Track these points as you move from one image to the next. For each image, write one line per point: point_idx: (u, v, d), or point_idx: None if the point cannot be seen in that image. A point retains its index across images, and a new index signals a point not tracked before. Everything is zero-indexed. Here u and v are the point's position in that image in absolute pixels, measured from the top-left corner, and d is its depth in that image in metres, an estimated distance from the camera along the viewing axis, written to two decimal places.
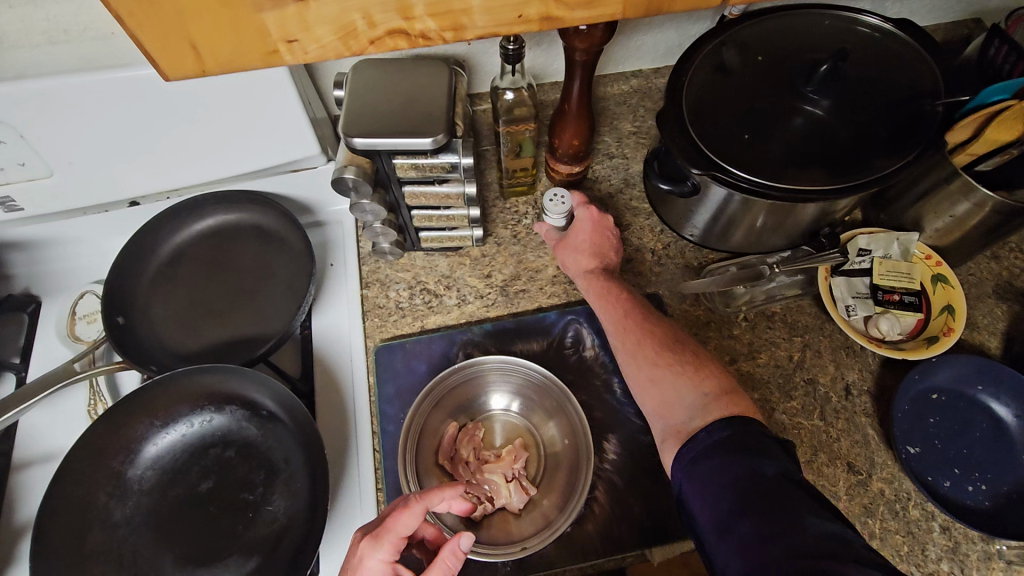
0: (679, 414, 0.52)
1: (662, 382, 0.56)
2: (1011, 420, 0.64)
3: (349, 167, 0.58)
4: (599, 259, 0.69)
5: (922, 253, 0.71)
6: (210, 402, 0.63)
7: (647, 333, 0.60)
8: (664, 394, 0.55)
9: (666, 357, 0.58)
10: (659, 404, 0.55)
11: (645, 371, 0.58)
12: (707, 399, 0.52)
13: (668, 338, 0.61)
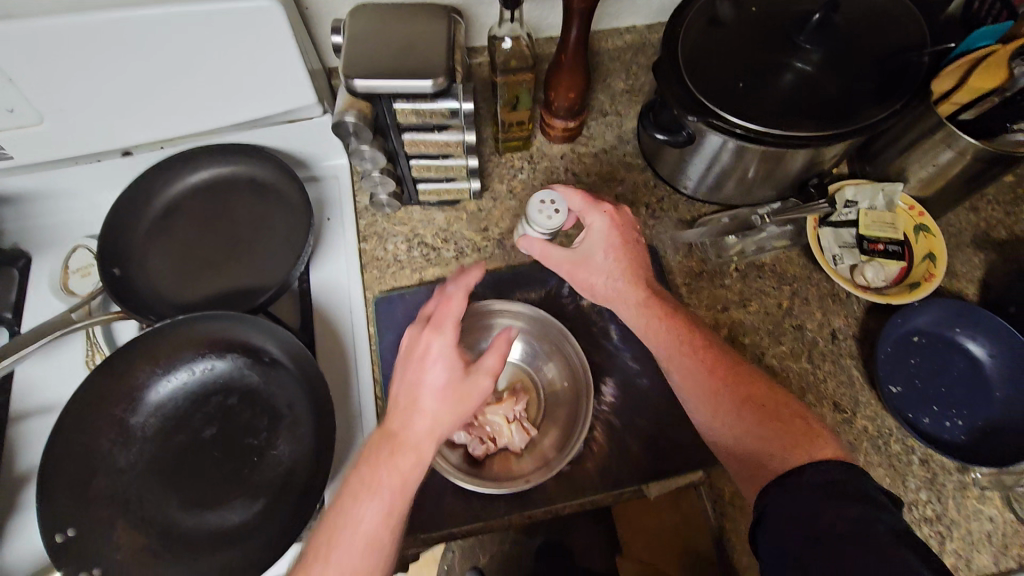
0: (760, 463, 0.50)
1: (735, 428, 0.53)
2: (986, 360, 0.67)
3: (350, 110, 0.58)
4: (632, 275, 0.63)
5: (905, 204, 0.74)
6: (211, 349, 0.63)
7: (711, 377, 0.56)
8: (743, 444, 0.52)
9: (735, 398, 0.54)
10: (741, 455, 0.52)
11: (711, 418, 0.54)
12: (789, 444, 0.49)
13: (724, 370, 0.56)
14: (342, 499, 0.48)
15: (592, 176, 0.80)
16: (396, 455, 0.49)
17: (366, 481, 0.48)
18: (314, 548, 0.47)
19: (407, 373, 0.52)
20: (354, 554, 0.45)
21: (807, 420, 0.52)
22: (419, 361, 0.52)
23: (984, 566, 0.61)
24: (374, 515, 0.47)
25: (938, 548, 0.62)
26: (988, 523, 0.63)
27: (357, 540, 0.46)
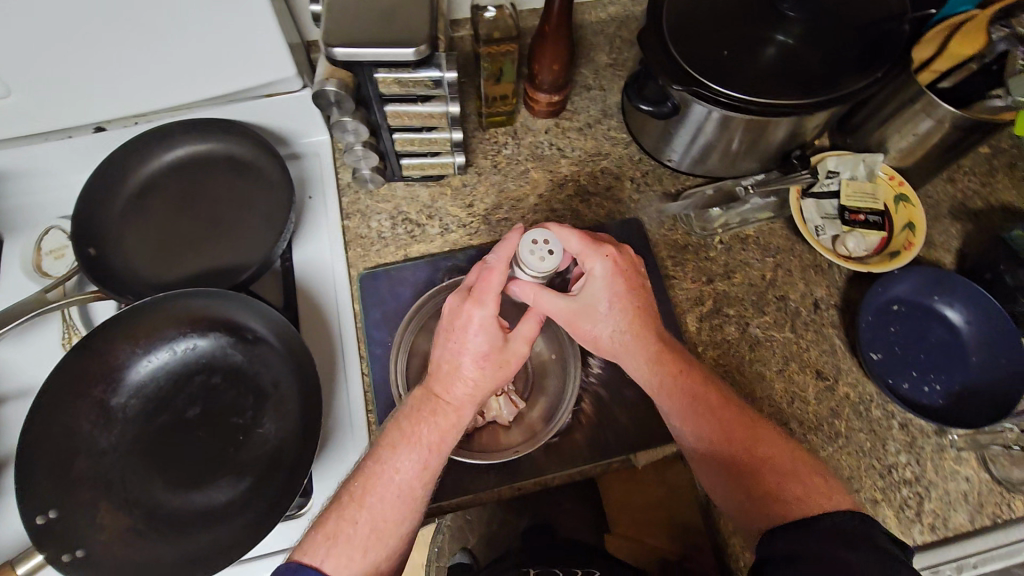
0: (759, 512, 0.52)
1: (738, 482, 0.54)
2: (964, 326, 0.68)
3: (331, 79, 0.57)
4: (637, 320, 0.59)
5: (886, 174, 0.75)
6: (193, 328, 0.62)
7: (719, 426, 0.55)
8: (740, 489, 0.53)
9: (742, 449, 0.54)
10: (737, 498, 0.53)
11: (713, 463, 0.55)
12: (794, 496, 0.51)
13: (734, 420, 0.56)
14: (379, 448, 0.51)
15: (576, 151, 0.80)
16: (434, 415, 0.52)
17: (406, 434, 0.51)
18: (346, 490, 0.50)
19: (449, 337, 0.53)
20: (383, 502, 0.49)
21: (815, 472, 0.53)
22: (461, 326, 0.53)
23: (960, 525, 0.63)
24: (409, 469, 0.50)
25: (916, 508, 0.64)
26: (964, 483, 0.65)
27: (387, 489, 0.49)
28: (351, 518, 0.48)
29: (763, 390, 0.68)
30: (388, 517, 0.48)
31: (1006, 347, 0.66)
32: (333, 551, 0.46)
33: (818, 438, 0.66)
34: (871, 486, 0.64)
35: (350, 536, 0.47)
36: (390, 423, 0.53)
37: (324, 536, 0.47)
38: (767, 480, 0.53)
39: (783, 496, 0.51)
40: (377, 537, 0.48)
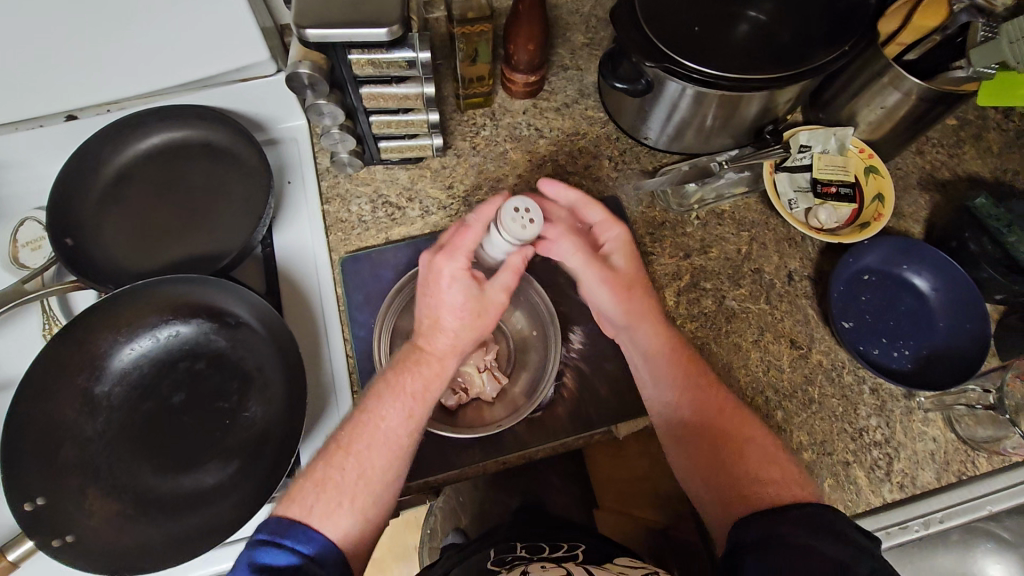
0: (728, 498, 0.53)
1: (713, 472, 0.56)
2: (931, 293, 0.71)
3: (304, 62, 0.57)
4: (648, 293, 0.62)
5: (856, 147, 0.76)
6: (175, 314, 0.62)
7: (699, 421, 0.58)
8: (712, 479, 0.55)
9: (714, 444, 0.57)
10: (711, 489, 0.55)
11: (692, 451, 0.57)
12: (762, 485, 0.53)
13: (720, 413, 0.58)
14: (366, 398, 0.52)
15: (554, 131, 0.80)
16: (417, 365, 0.53)
17: (390, 385, 0.52)
18: (335, 439, 0.51)
19: (425, 292, 0.54)
20: (371, 450, 0.50)
21: (788, 468, 0.55)
22: (433, 281, 0.53)
23: (927, 482, 0.66)
24: (393, 418, 0.51)
25: (886, 468, 0.66)
26: (931, 443, 0.67)
27: (374, 437, 0.51)
28: (339, 465, 0.49)
29: (739, 360, 0.70)
30: (375, 463, 0.50)
31: (970, 313, 0.68)
32: (320, 499, 0.48)
33: (792, 404, 0.68)
34: (843, 449, 0.67)
35: (338, 483, 0.49)
36: (378, 376, 0.54)
37: (312, 483, 0.49)
38: (737, 472, 0.55)
39: (748, 491, 0.53)
40: (365, 482, 0.49)
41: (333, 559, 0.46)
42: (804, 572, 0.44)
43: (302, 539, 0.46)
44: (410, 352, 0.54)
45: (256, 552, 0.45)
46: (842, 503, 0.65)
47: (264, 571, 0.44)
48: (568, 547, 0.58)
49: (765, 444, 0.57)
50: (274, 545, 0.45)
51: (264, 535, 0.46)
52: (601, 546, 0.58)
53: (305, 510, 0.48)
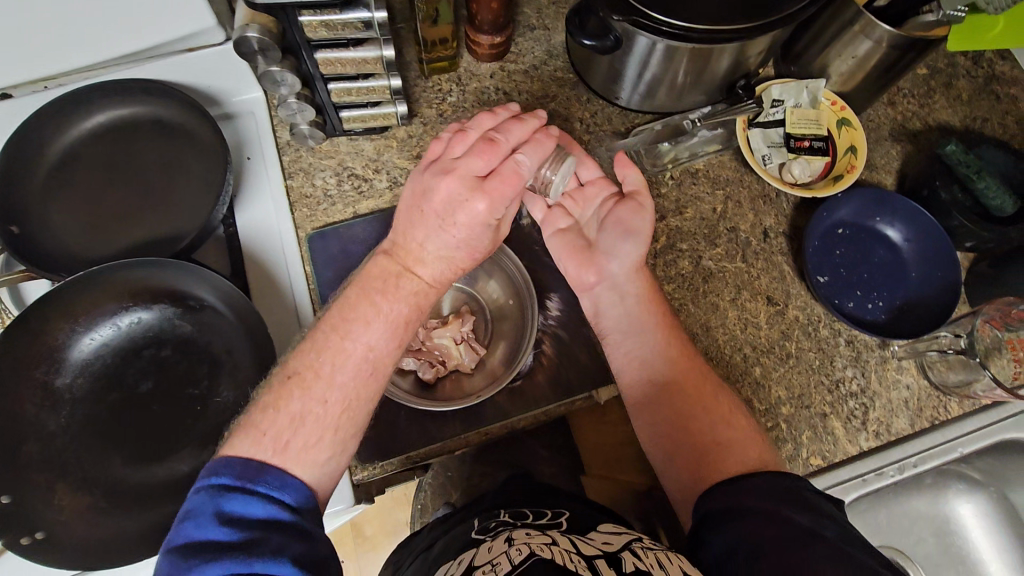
0: (693, 464, 0.55)
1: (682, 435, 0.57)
2: (903, 244, 0.71)
3: (252, 25, 0.54)
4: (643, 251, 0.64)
5: (829, 100, 0.75)
6: (135, 301, 0.59)
7: (673, 386, 0.59)
8: (680, 444, 0.57)
9: (684, 407, 0.58)
10: (677, 453, 0.57)
11: (663, 416, 0.58)
12: (728, 451, 0.55)
13: (697, 378, 0.60)
14: (349, 322, 0.49)
15: (523, 94, 0.78)
16: (417, 296, 0.52)
17: (379, 311, 0.50)
18: (306, 371, 0.48)
19: (451, 229, 0.51)
20: (358, 381, 0.49)
21: (750, 433, 0.57)
22: (473, 224, 0.51)
23: (901, 429, 0.68)
24: (388, 347, 0.50)
25: (862, 418, 0.67)
26: (905, 391, 0.69)
27: (364, 366, 0.49)
28: (321, 398, 0.47)
29: (717, 319, 0.70)
30: (365, 395, 0.49)
31: (941, 261, 0.69)
32: (300, 433, 0.45)
33: (770, 360, 0.69)
34: (821, 401, 0.68)
35: (319, 416, 0.47)
36: (359, 299, 0.50)
37: (288, 416, 0.46)
38: (704, 437, 0.56)
39: (715, 462, 0.54)
40: (348, 415, 0.48)
41: (309, 506, 0.44)
42: (762, 531, 0.45)
43: (276, 485, 0.43)
44: (401, 279, 0.52)
45: (222, 500, 0.41)
46: (819, 454, 0.66)
47: (235, 520, 0.40)
48: (553, 515, 0.58)
49: (732, 404, 0.59)
50: (244, 491, 0.41)
51: (228, 480, 0.42)
52: (586, 509, 0.58)
53: (280, 447, 0.45)
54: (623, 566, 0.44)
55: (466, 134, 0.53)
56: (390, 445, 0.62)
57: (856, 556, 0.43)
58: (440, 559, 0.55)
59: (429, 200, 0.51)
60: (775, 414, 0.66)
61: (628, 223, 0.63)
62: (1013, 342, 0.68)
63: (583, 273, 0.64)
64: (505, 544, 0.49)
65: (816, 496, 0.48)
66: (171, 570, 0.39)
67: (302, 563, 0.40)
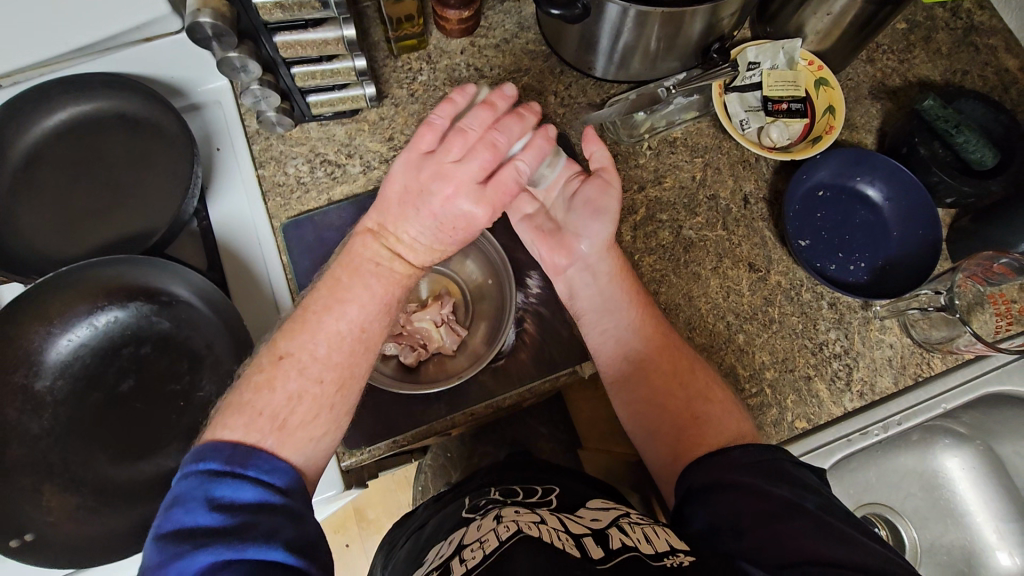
0: (677, 436, 0.56)
1: (662, 411, 0.58)
2: (883, 203, 0.71)
3: (205, 10, 0.52)
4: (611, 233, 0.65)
5: (806, 60, 0.74)
6: (109, 299, 0.59)
7: (650, 363, 0.60)
8: (662, 418, 0.57)
9: (663, 384, 0.59)
10: (660, 425, 0.57)
11: (641, 391, 0.59)
12: (706, 420, 0.56)
13: (675, 356, 0.60)
14: (342, 301, 0.49)
15: (495, 69, 0.76)
16: (407, 281, 0.52)
17: (363, 294, 0.50)
18: (298, 351, 0.47)
19: (448, 231, 0.51)
20: (351, 360, 0.49)
21: (728, 401, 0.58)
22: (471, 229, 0.51)
23: (886, 387, 0.68)
24: (378, 328, 0.51)
25: (846, 378, 0.68)
26: (888, 350, 0.69)
27: (356, 346, 0.49)
28: (316, 378, 0.47)
29: (699, 289, 0.70)
30: (357, 370, 0.49)
31: (922, 218, 0.69)
32: (296, 412, 0.46)
33: (753, 326, 0.69)
34: (805, 363, 0.68)
35: (315, 396, 0.47)
36: (353, 281, 0.50)
37: (284, 396, 0.46)
38: (683, 412, 0.57)
39: (696, 436, 0.55)
40: (343, 392, 0.48)
41: (298, 488, 0.44)
42: (746, 505, 0.46)
43: (266, 469, 0.43)
44: (392, 264, 0.51)
45: (211, 485, 0.40)
46: (805, 417, 0.66)
47: (226, 506, 0.40)
48: (544, 491, 0.58)
49: (710, 376, 0.60)
50: (234, 476, 0.41)
51: (216, 465, 0.41)
52: (575, 484, 0.59)
53: (276, 426, 0.45)
54: (609, 543, 0.44)
55: (464, 134, 0.50)
56: (376, 430, 0.62)
57: (840, 529, 0.43)
58: (431, 540, 0.55)
59: (428, 202, 0.50)
60: (759, 379, 0.67)
61: (596, 203, 0.63)
62: (996, 296, 0.69)
63: (556, 257, 0.64)
64: (493, 522, 0.49)
65: (798, 470, 0.49)
66: (159, 558, 0.38)
67: (294, 549, 0.40)
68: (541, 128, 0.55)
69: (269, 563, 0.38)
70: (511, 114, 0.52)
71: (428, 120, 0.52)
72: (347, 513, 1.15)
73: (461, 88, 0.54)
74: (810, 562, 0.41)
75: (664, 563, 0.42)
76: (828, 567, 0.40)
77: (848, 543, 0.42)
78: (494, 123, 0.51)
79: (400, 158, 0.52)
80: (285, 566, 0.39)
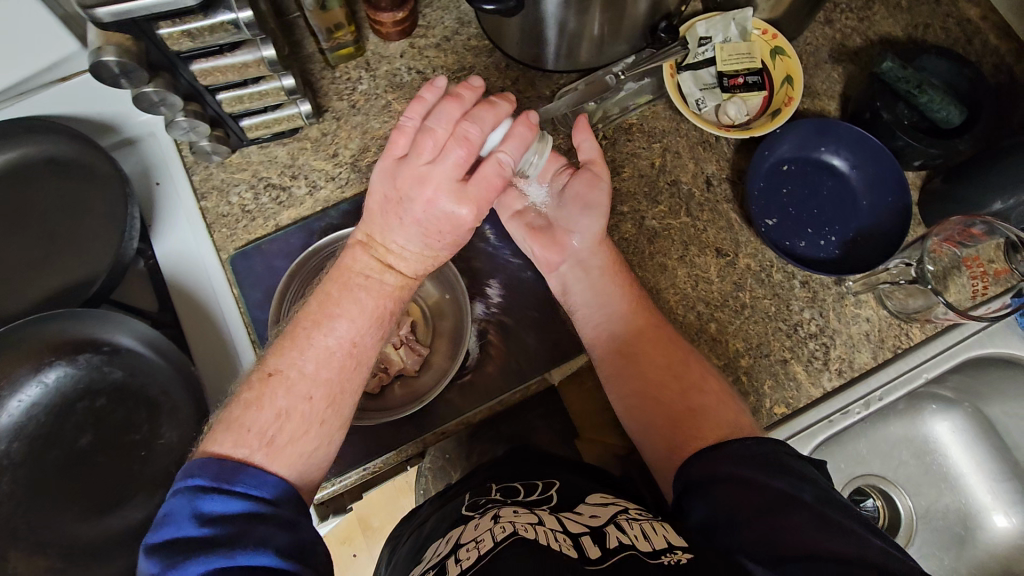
0: (677, 436, 0.53)
1: (660, 405, 0.55)
2: (849, 172, 0.68)
3: (107, 47, 0.49)
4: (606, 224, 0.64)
5: (759, 30, 0.71)
6: (57, 355, 0.56)
7: (654, 354, 0.58)
8: (664, 412, 0.55)
9: (657, 376, 0.57)
10: (654, 416, 0.55)
11: (642, 381, 0.57)
12: (708, 407, 0.54)
13: (678, 347, 0.59)
14: (329, 317, 0.47)
15: (438, 71, 0.73)
16: (399, 293, 0.50)
17: (350, 304, 0.48)
18: (288, 367, 0.46)
19: (435, 235, 0.49)
20: (341, 376, 0.48)
21: (718, 386, 0.56)
22: (459, 231, 0.49)
23: (865, 362, 0.66)
24: (370, 342, 0.49)
25: (824, 358, 0.66)
26: (864, 324, 0.67)
27: (348, 361, 0.48)
28: (306, 395, 0.46)
29: (667, 280, 0.68)
30: (348, 387, 0.48)
31: (890, 185, 0.66)
32: (285, 429, 0.45)
33: (724, 314, 0.67)
34: (780, 347, 0.66)
35: (304, 412, 0.46)
36: (343, 295, 0.48)
37: (273, 413, 0.45)
38: (677, 404, 0.55)
39: (692, 430, 0.53)
40: (333, 407, 0.47)
41: (288, 496, 0.43)
42: (744, 503, 0.44)
43: (255, 484, 0.42)
44: (383, 277, 0.49)
45: (199, 501, 0.40)
46: (783, 402, 0.65)
47: (214, 519, 0.39)
48: (544, 486, 0.54)
49: (704, 367, 0.58)
50: (221, 491, 0.40)
51: (203, 481, 0.41)
52: None
53: (265, 442, 0.44)
54: (606, 542, 0.43)
55: (432, 132, 0.47)
56: (347, 459, 0.61)
57: (840, 521, 0.42)
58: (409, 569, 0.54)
59: (409, 208, 0.48)
60: (735, 368, 0.65)
61: (586, 197, 0.63)
62: (971, 260, 0.67)
63: (549, 253, 0.64)
64: (491, 521, 0.47)
65: (797, 460, 0.48)
66: (154, 570, 0.38)
67: (286, 553, 0.39)
68: (520, 115, 0.51)
69: (260, 569, 0.38)
70: (480, 104, 0.49)
71: (399, 124, 0.49)
72: (351, 522, 1.08)
73: (429, 83, 0.50)
74: (813, 556, 0.39)
75: (661, 561, 0.41)
76: (833, 561, 0.39)
77: (850, 536, 0.41)
78: (464, 115, 0.48)
79: (378, 168, 0.50)
80: (280, 570, 0.39)
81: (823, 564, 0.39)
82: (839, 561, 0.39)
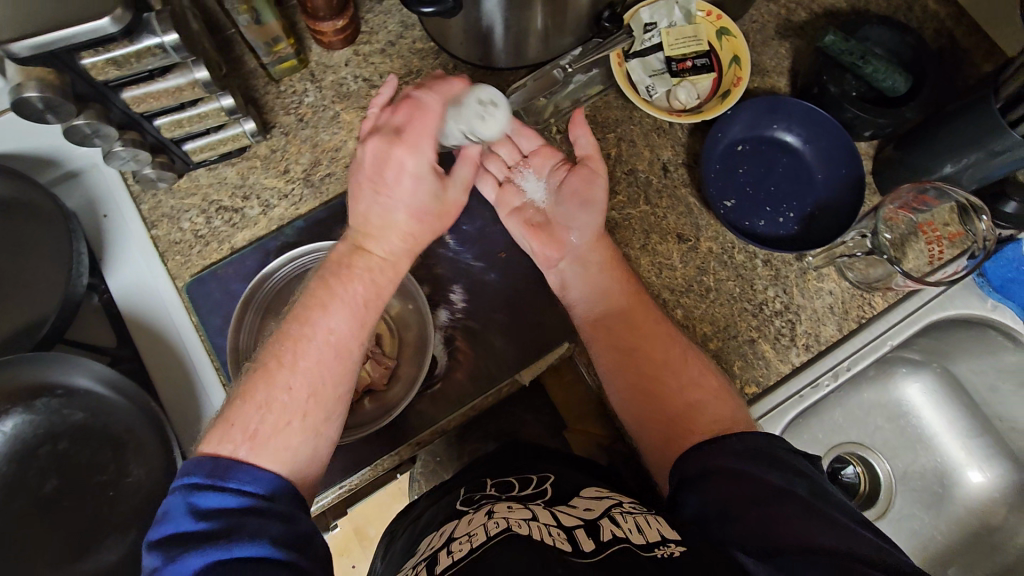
0: (672, 429, 0.52)
1: (662, 400, 0.54)
2: (801, 147, 0.69)
3: (28, 83, 0.47)
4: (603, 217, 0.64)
5: (703, 11, 0.71)
6: (13, 403, 0.55)
7: (654, 343, 0.57)
8: (661, 410, 0.54)
9: (651, 370, 0.56)
10: (651, 412, 0.54)
11: (641, 373, 0.56)
12: (710, 399, 0.53)
13: (675, 335, 0.58)
14: (309, 309, 0.47)
15: (385, 76, 0.72)
16: (372, 270, 0.50)
17: (327, 294, 0.48)
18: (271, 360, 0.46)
19: (381, 189, 0.50)
20: (322, 369, 0.46)
21: (716, 382, 0.55)
22: (397, 177, 0.50)
23: (831, 335, 0.67)
24: (349, 333, 0.48)
25: (790, 335, 0.67)
26: (828, 297, 0.68)
27: (326, 350, 0.47)
28: (284, 385, 0.45)
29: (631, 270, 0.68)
30: (330, 379, 0.46)
31: (842, 157, 0.67)
32: (266, 421, 0.43)
33: (690, 299, 0.67)
34: (747, 327, 0.66)
35: (285, 402, 0.44)
36: (320, 285, 0.49)
37: (254, 405, 0.44)
38: (676, 401, 0.54)
39: (686, 424, 0.52)
40: (316, 402, 0.45)
41: (284, 492, 0.42)
42: (739, 497, 0.44)
43: (248, 480, 0.41)
44: (352, 256, 0.50)
45: (195, 497, 0.39)
46: (754, 381, 0.65)
47: (210, 514, 0.39)
48: (538, 480, 0.54)
49: (703, 363, 0.57)
50: (215, 489, 0.40)
51: (199, 478, 0.40)
52: None
53: (249, 437, 0.43)
54: (600, 535, 0.43)
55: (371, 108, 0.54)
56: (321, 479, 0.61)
57: (831, 514, 0.42)
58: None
59: (359, 173, 0.51)
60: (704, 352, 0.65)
61: (583, 193, 0.61)
62: (926, 225, 0.68)
63: (547, 250, 0.63)
64: (484, 516, 0.46)
65: (794, 455, 0.47)
66: (154, 564, 0.38)
67: (281, 543, 0.38)
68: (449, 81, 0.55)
69: (255, 560, 0.37)
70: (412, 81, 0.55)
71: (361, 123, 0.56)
72: (348, 534, 1.00)
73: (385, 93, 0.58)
74: (805, 550, 0.40)
75: (654, 554, 0.41)
76: (825, 555, 0.39)
77: (840, 528, 0.41)
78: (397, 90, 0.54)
79: None
80: (275, 560, 0.38)
81: (815, 556, 0.39)
82: (830, 554, 0.39)
